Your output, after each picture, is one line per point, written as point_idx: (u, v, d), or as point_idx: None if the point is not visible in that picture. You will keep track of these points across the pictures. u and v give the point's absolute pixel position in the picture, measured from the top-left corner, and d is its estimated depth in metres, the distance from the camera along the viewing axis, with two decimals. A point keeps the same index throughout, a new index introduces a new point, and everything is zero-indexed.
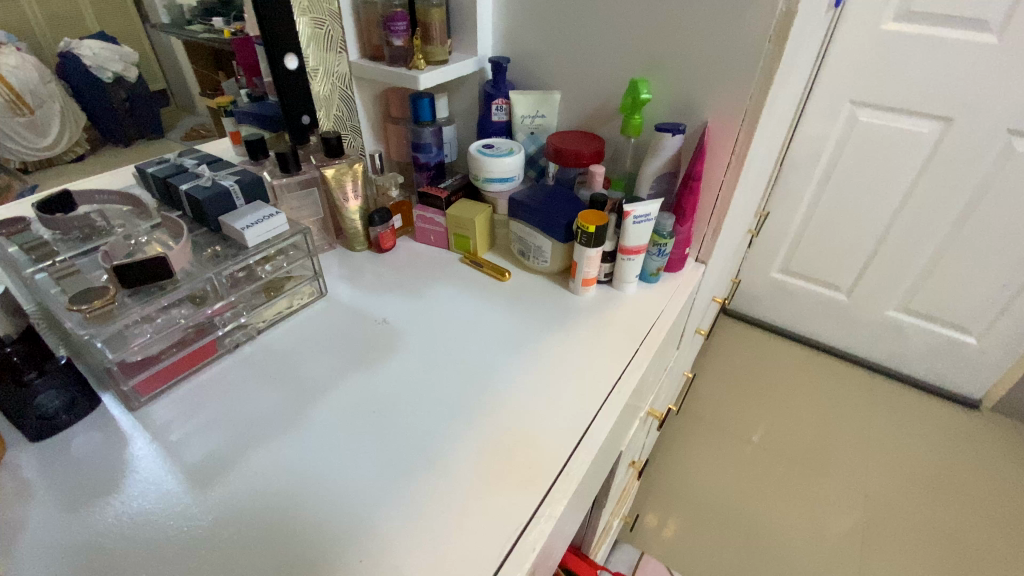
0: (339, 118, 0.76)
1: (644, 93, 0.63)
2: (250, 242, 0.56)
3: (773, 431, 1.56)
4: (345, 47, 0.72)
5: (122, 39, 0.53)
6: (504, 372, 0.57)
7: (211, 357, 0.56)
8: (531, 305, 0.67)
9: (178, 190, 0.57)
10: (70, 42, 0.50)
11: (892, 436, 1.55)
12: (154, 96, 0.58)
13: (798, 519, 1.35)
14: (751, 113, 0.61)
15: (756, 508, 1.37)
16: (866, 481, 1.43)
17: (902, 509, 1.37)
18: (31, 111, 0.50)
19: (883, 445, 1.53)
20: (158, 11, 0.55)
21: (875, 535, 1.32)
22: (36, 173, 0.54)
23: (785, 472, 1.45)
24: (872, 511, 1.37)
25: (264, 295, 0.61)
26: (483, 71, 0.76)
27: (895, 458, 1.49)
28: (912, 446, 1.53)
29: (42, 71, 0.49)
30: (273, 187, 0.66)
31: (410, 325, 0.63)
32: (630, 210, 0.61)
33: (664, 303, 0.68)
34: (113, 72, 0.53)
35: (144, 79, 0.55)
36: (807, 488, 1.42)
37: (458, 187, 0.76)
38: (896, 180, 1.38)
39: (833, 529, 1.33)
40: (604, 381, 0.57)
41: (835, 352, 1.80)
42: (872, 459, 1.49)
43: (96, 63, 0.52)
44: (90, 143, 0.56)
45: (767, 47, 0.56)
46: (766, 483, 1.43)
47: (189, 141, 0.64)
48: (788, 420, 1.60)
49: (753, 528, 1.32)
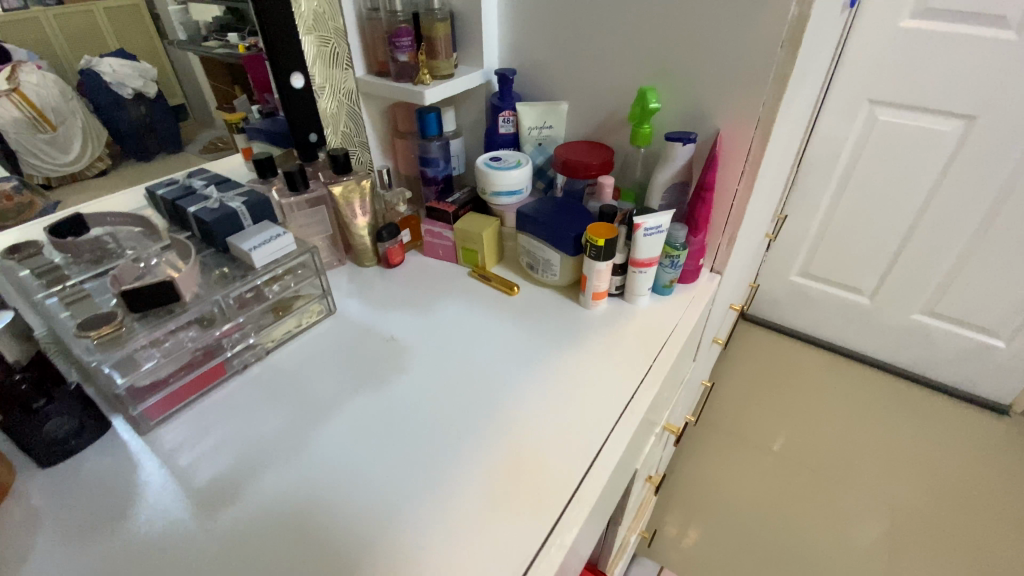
0: (347, 134, 0.75)
1: (653, 102, 0.61)
2: (258, 263, 0.56)
3: (794, 440, 1.52)
4: (350, 63, 0.71)
5: (141, 56, 0.56)
6: (515, 391, 0.56)
7: (221, 378, 0.56)
8: (541, 319, 0.66)
9: (185, 212, 0.57)
10: (90, 60, 0.53)
11: (920, 443, 1.50)
12: (169, 108, 0.60)
13: (820, 530, 1.31)
14: (764, 120, 0.59)
15: (778, 517, 1.33)
16: (893, 491, 1.38)
17: (931, 520, 1.32)
18: (53, 128, 0.53)
19: (911, 453, 1.48)
20: (175, 28, 0.57)
21: (902, 547, 1.27)
22: (58, 189, 0.55)
23: (807, 481, 1.41)
24: (900, 522, 1.32)
25: (272, 315, 0.60)
26: (490, 83, 0.75)
27: (923, 467, 1.44)
28: (940, 454, 1.47)
29: (63, 88, 0.52)
30: (281, 206, 0.66)
31: (419, 343, 0.62)
32: (641, 222, 0.59)
33: (677, 316, 0.66)
34: (133, 88, 0.56)
35: (163, 95, 0.59)
36: (830, 498, 1.37)
37: (465, 200, 0.75)
38: (918, 180, 1.34)
39: (857, 540, 1.28)
40: (617, 400, 0.55)
41: (858, 357, 1.75)
42: (899, 467, 1.44)
43: (116, 79, 0.55)
44: (111, 158, 0.58)
45: (780, 52, 0.55)
46: (788, 494, 1.39)
47: (207, 154, 0.66)
48: (810, 428, 1.56)
49: (775, 540, 1.29)
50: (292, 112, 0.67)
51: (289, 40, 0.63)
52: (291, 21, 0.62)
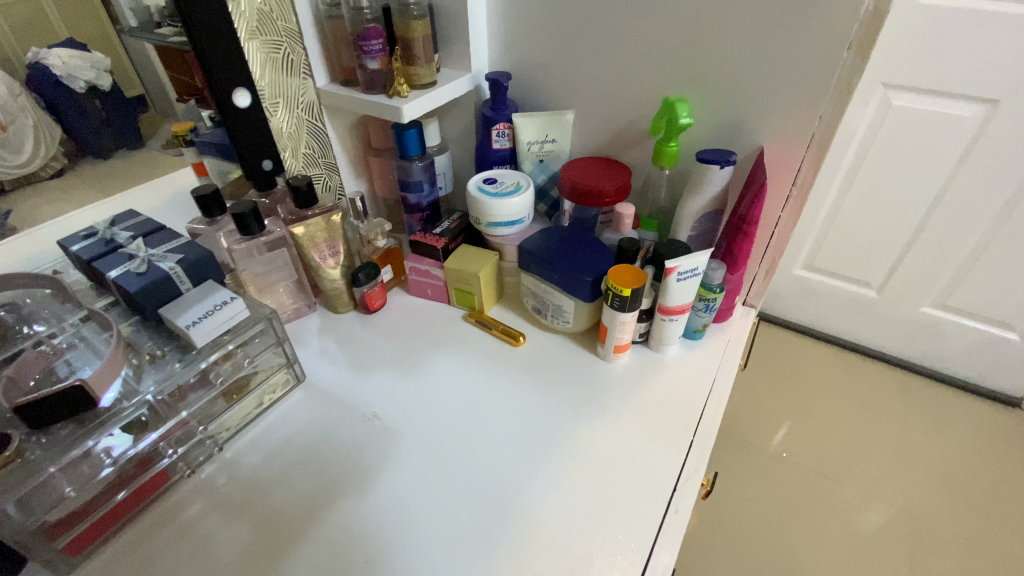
0: (310, 156, 0.63)
1: (683, 115, 0.50)
2: (199, 341, 0.45)
3: (797, 434, 1.35)
4: (310, 71, 0.58)
5: (93, 45, 0.44)
6: (530, 487, 0.46)
7: (162, 489, 0.45)
8: (553, 380, 0.55)
9: (105, 278, 0.46)
10: (37, 51, 0.41)
11: (929, 434, 1.35)
12: (129, 100, 0.48)
13: (827, 521, 1.17)
14: (819, 138, 0.49)
15: (793, 521, 1.17)
16: (908, 487, 1.23)
17: (942, 515, 1.18)
18: (3, 128, 0.41)
19: (919, 447, 1.32)
20: (125, 13, 0.45)
21: (918, 538, 1.15)
22: (12, 193, 0.43)
23: (815, 480, 1.25)
24: (912, 513, 1.18)
25: (223, 400, 0.50)
26: (480, 89, 0.63)
27: (932, 460, 1.29)
28: (949, 445, 1.33)
29: (8, 82, 0.40)
30: (232, 253, 0.54)
31: (406, 419, 0.52)
32: (674, 265, 0.49)
33: (714, 369, 0.56)
34: (85, 81, 0.44)
35: (120, 86, 0.47)
36: (835, 491, 1.23)
37: (456, 230, 0.63)
38: (933, 168, 1.19)
39: (861, 524, 1.16)
40: (657, 496, 0.45)
41: (865, 350, 1.57)
42: (908, 464, 1.28)
43: (66, 73, 0.43)
44: (69, 157, 0.46)
45: (846, 56, 0.44)
46: (796, 497, 1.22)
47: (170, 150, 0.53)
48: (811, 422, 1.38)
49: (782, 549, 1.12)
50: (239, 137, 0.54)
51: (230, 50, 0.50)
52: (231, 25, 0.49)
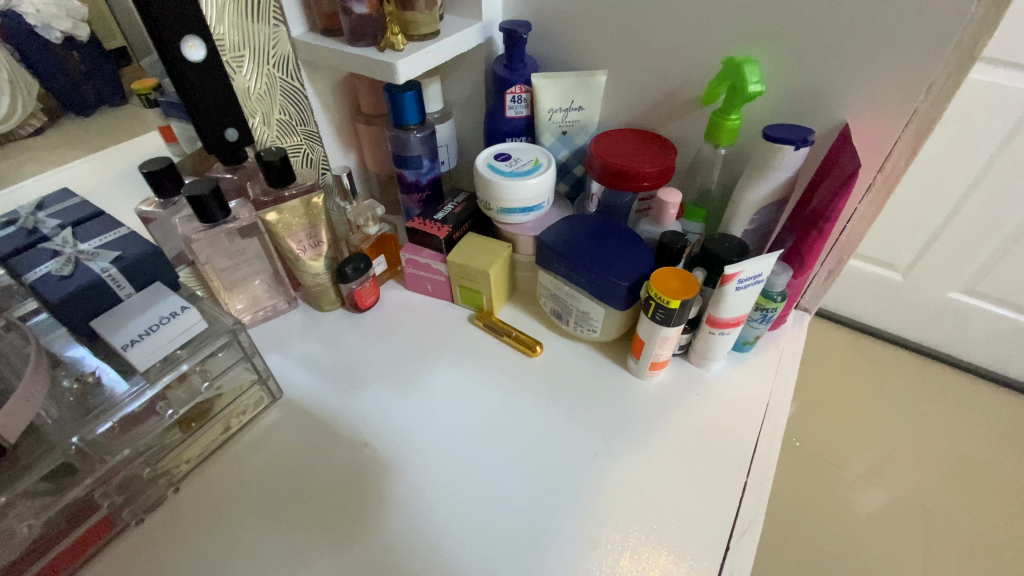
0: (285, 124, 0.52)
1: (752, 81, 0.40)
2: (139, 364, 0.37)
3: (809, 414, 1.16)
4: (282, 16, 0.46)
5: None
6: (559, 537, 0.38)
7: (103, 541, 0.37)
8: (575, 401, 0.47)
9: (22, 281, 0.37)
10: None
11: (951, 425, 1.15)
12: (108, 55, 0.39)
13: (822, 508, 1.00)
14: (921, 114, 0.39)
15: (797, 504, 1.01)
16: (917, 479, 1.05)
17: (960, 515, 1.00)
18: None
19: (940, 444, 1.11)
20: None
21: (928, 531, 0.97)
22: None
23: (813, 464, 1.06)
24: (913, 501, 1.01)
25: (179, 429, 0.41)
26: (493, 42, 0.52)
27: (953, 455, 1.09)
28: (974, 446, 1.11)
29: None
30: (190, 244, 0.45)
31: (405, 444, 0.43)
32: (735, 272, 0.39)
33: (767, 389, 0.48)
34: (62, 31, 0.36)
35: (99, 39, 0.38)
36: (831, 475, 1.04)
37: (461, 216, 0.53)
38: (971, 147, 1.00)
39: (857, 505, 1.00)
40: (708, 555, 0.38)
41: (873, 332, 1.34)
42: (926, 463, 1.07)
43: (41, 22, 0.35)
44: (48, 116, 0.38)
45: (976, 7, 0.33)
46: (800, 479, 1.05)
47: (151, 107, 0.44)
48: (821, 406, 1.17)
49: (784, 536, 0.97)
50: (196, 102, 0.43)
51: None
52: None
